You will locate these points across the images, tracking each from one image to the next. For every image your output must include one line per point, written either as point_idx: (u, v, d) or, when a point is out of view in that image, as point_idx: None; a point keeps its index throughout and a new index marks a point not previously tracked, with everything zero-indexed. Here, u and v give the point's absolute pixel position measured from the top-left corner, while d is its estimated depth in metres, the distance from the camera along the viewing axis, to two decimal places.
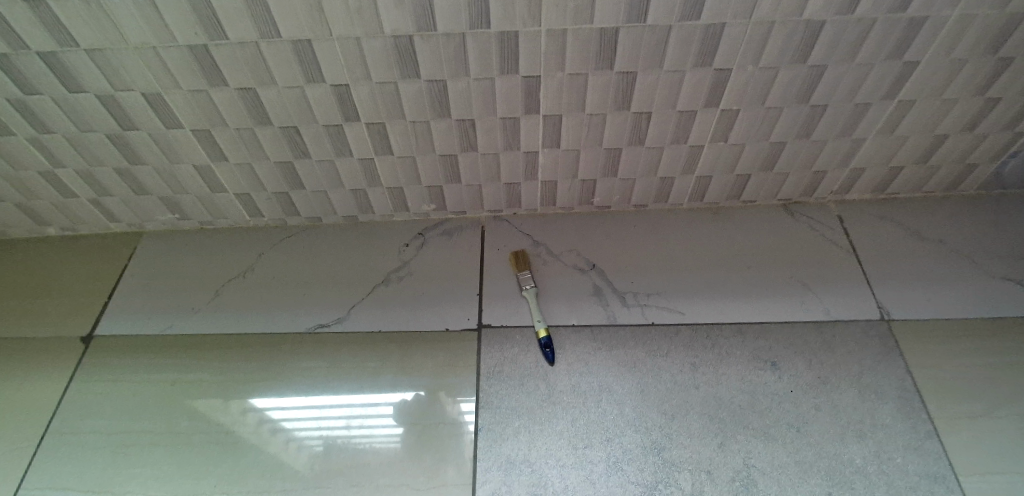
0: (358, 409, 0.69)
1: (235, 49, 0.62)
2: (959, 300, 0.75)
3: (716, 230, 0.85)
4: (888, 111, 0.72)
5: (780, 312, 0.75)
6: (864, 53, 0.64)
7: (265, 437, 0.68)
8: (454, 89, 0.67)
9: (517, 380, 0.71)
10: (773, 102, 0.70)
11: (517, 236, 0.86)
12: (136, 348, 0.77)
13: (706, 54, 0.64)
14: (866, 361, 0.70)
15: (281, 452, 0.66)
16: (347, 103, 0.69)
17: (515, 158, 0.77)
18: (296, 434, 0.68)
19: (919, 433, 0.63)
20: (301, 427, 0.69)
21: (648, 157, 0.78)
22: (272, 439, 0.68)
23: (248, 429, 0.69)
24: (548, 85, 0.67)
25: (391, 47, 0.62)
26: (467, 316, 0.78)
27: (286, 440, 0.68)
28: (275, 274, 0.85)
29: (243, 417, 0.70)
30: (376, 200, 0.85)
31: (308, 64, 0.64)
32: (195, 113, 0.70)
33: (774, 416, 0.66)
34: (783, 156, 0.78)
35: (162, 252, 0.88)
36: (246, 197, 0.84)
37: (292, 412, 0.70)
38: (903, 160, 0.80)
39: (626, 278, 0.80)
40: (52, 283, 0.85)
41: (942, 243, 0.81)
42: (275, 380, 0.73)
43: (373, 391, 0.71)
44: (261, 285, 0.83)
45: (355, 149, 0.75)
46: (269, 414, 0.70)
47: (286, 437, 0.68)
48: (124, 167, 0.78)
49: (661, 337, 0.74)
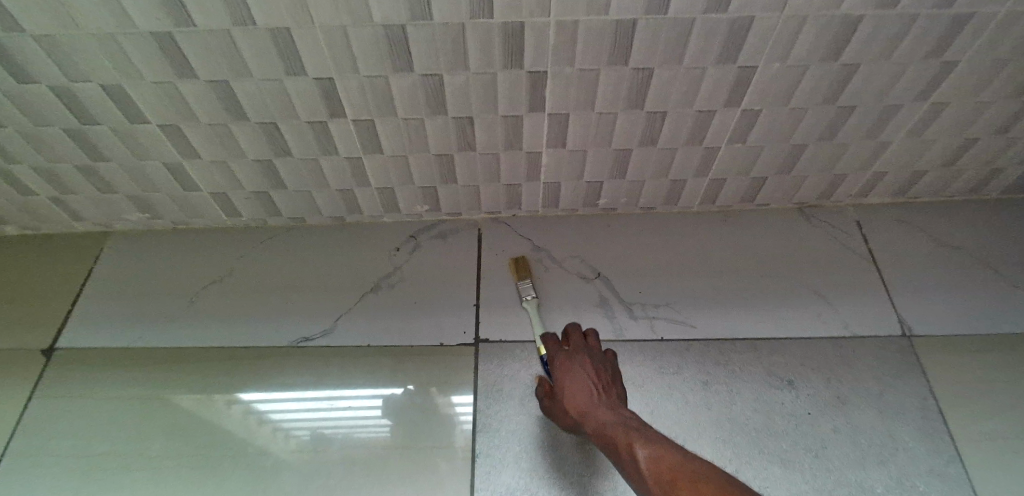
0: (347, 399, 0.67)
1: (206, 37, 0.55)
2: (979, 313, 0.72)
3: (726, 235, 0.80)
4: (920, 112, 0.67)
5: (796, 326, 0.71)
6: (901, 51, 0.59)
7: (251, 428, 0.65)
8: (452, 84, 0.61)
9: (517, 400, 0.66)
10: (797, 102, 0.65)
11: (516, 239, 0.80)
12: (102, 363, 0.71)
13: (731, 48, 0.58)
14: (887, 378, 0.66)
15: (269, 442, 0.64)
16: (333, 97, 0.62)
17: (517, 158, 0.71)
18: (283, 423, 0.65)
19: (943, 457, 0.60)
20: (287, 416, 0.66)
21: (660, 158, 0.72)
22: (259, 429, 0.65)
23: (232, 423, 0.66)
24: (556, 80, 0.61)
25: (381, 37, 0.55)
26: (464, 329, 0.72)
27: (273, 430, 0.65)
28: (236, 278, 0.79)
29: (228, 410, 0.67)
30: (365, 200, 0.78)
31: (287, 55, 0.57)
32: (163, 106, 0.63)
33: (792, 439, 0.62)
34: (803, 157, 0.73)
35: (131, 255, 0.81)
36: (221, 196, 0.77)
37: (278, 404, 0.67)
38: (928, 163, 0.75)
39: (633, 287, 0.75)
40: (30, 284, 0.78)
41: (961, 250, 0.77)
42: (264, 378, 0.69)
43: (360, 383, 0.68)
44: (227, 292, 0.77)
45: (342, 146, 0.69)
46: (257, 406, 0.67)
47: (273, 426, 0.65)
48: (87, 164, 0.71)
49: (672, 352, 0.69)
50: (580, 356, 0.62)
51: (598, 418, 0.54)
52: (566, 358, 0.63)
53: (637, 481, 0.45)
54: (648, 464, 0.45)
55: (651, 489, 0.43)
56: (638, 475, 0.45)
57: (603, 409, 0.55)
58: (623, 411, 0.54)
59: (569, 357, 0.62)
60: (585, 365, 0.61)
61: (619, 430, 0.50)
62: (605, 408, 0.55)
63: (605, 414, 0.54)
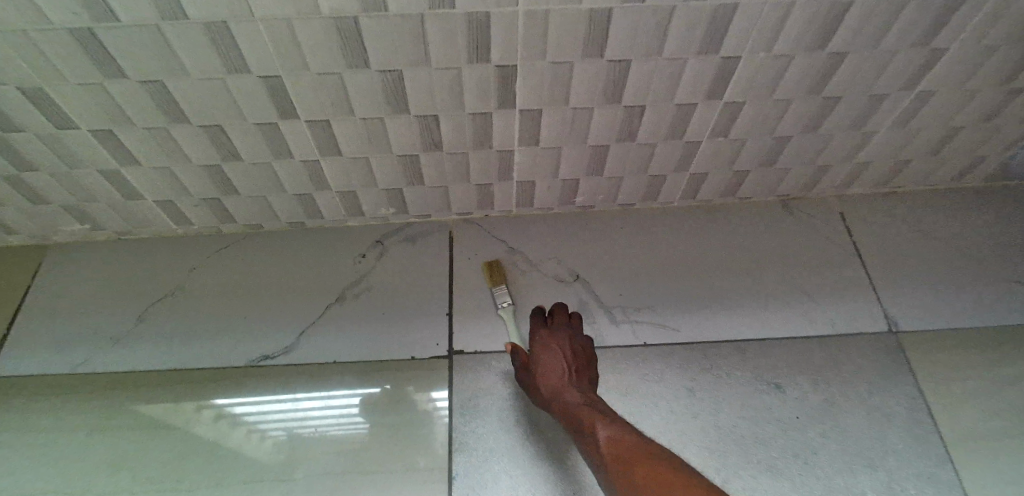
0: (314, 401, 0.64)
1: (132, 32, 0.49)
2: (963, 307, 0.70)
3: (708, 230, 0.77)
4: (906, 101, 0.64)
5: (781, 325, 0.69)
6: (889, 39, 0.56)
7: (224, 429, 0.62)
8: (414, 80, 0.56)
9: (494, 416, 0.62)
10: (782, 93, 0.61)
11: (490, 242, 0.76)
12: (41, 391, 0.65)
13: (714, 38, 0.54)
14: (873, 378, 0.65)
15: (245, 442, 0.61)
16: (283, 96, 0.56)
17: (488, 157, 0.67)
18: (259, 423, 0.62)
19: (931, 459, 0.59)
20: (265, 414, 0.63)
21: (640, 153, 0.68)
22: (233, 431, 0.62)
23: (204, 426, 0.62)
24: (527, 75, 0.56)
25: (332, 30, 0.50)
26: (437, 341, 0.68)
27: (248, 431, 0.62)
28: (230, 280, 0.74)
29: (199, 413, 0.63)
30: (327, 205, 0.73)
31: (227, 52, 0.51)
32: (91, 109, 0.57)
33: (780, 446, 0.60)
34: (788, 150, 0.70)
35: (72, 269, 0.74)
36: (169, 203, 0.71)
37: (256, 405, 0.64)
38: (912, 152, 0.73)
39: (614, 290, 0.72)
40: None
41: (943, 241, 0.76)
42: (237, 380, 0.65)
43: (330, 383, 0.65)
44: (222, 294, 0.73)
45: (297, 148, 0.63)
46: (234, 410, 0.63)
47: (249, 427, 0.62)
48: (12, 173, 0.64)
49: (655, 357, 0.66)
50: (561, 335, 0.63)
51: (567, 398, 0.57)
52: (547, 335, 0.63)
53: (597, 458, 0.50)
54: (611, 447, 0.49)
55: (609, 467, 0.48)
56: (598, 454, 0.50)
57: (573, 391, 0.58)
58: (592, 396, 0.58)
59: (549, 335, 0.63)
60: (564, 345, 0.62)
61: (587, 412, 0.54)
62: (574, 390, 0.58)
63: (573, 396, 0.57)
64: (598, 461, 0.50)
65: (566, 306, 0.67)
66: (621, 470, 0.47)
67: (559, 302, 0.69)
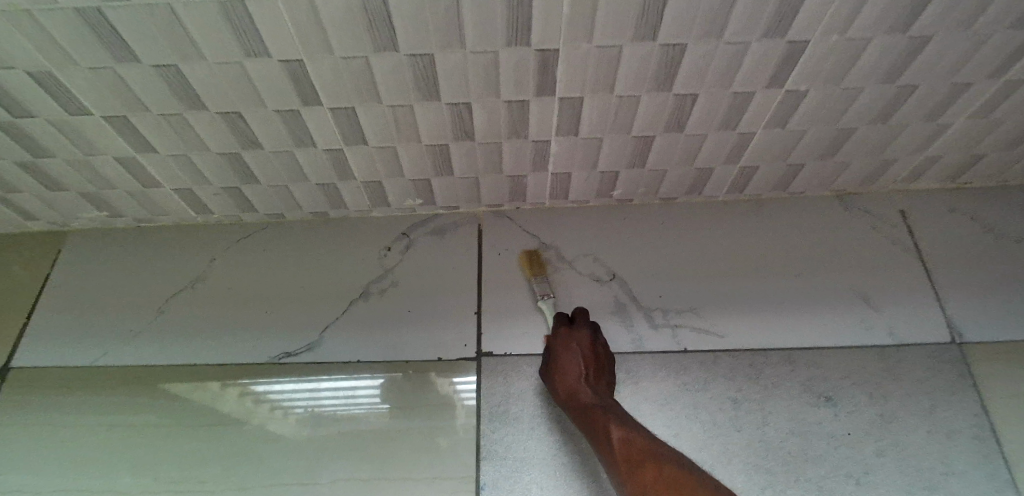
0: (337, 398, 0.61)
1: (142, 13, 0.45)
2: (1004, 313, 0.64)
3: (755, 227, 0.72)
4: (992, 90, 0.57)
5: (834, 332, 0.64)
6: (982, 20, 0.49)
7: (249, 411, 0.61)
8: (446, 65, 0.51)
9: (526, 424, 0.59)
10: (852, 80, 0.55)
11: (521, 236, 0.72)
12: (60, 384, 0.63)
13: (781, 19, 0.48)
14: (936, 392, 0.59)
15: (269, 429, 0.60)
16: (305, 82, 0.52)
17: (523, 146, 0.62)
18: (283, 408, 0.61)
19: (998, 482, 0.54)
20: (288, 404, 0.61)
21: (686, 145, 0.63)
22: (257, 413, 0.61)
23: (228, 410, 0.61)
24: (570, 60, 0.51)
25: (358, 10, 0.45)
26: (466, 341, 0.65)
27: (272, 417, 0.60)
28: (252, 271, 0.71)
29: (224, 394, 0.62)
30: (351, 194, 0.70)
31: (243, 33, 0.47)
32: (104, 96, 0.53)
33: (832, 465, 0.56)
34: (851, 141, 0.64)
35: (92, 258, 0.73)
36: (187, 191, 0.68)
37: (279, 395, 0.62)
38: (990, 145, 0.66)
39: (653, 289, 0.68)
40: None
41: (997, 240, 0.70)
42: (260, 373, 0.63)
43: (354, 379, 0.63)
44: (243, 285, 0.70)
45: (320, 137, 0.59)
46: (257, 395, 0.62)
47: (273, 411, 0.61)
48: (27, 160, 0.61)
49: (698, 364, 0.62)
50: (580, 336, 0.61)
51: (581, 398, 0.56)
52: (566, 335, 0.61)
53: (608, 456, 0.50)
54: (625, 449, 0.49)
55: (619, 467, 0.49)
56: (610, 452, 0.50)
57: (586, 388, 0.57)
58: (606, 397, 0.56)
59: (568, 336, 0.61)
60: (584, 348, 0.59)
61: (600, 414, 0.53)
62: (589, 390, 0.56)
63: (587, 395, 0.56)
64: (608, 459, 0.50)
65: (586, 310, 0.64)
66: (635, 473, 0.48)
67: (578, 306, 0.65)
